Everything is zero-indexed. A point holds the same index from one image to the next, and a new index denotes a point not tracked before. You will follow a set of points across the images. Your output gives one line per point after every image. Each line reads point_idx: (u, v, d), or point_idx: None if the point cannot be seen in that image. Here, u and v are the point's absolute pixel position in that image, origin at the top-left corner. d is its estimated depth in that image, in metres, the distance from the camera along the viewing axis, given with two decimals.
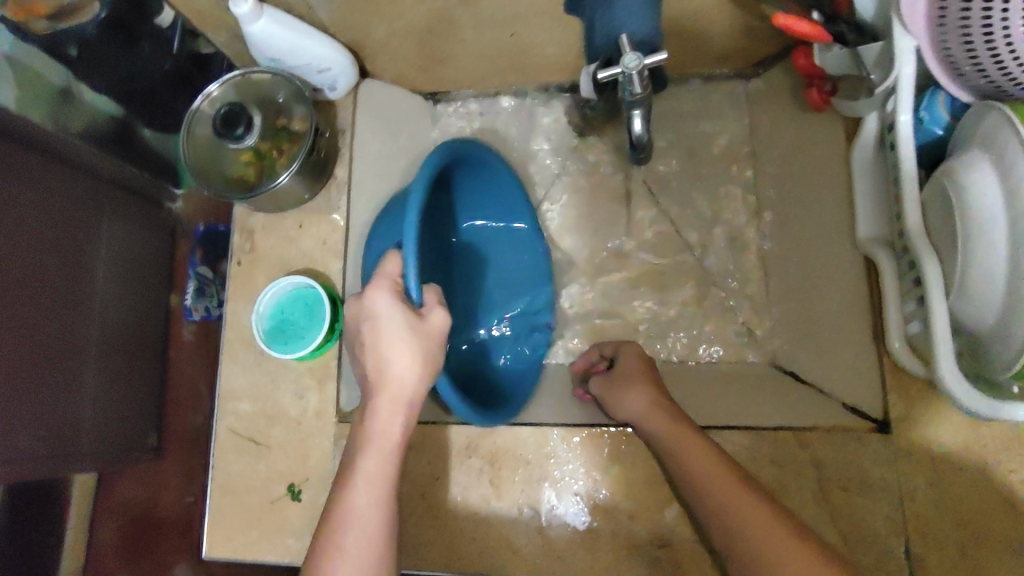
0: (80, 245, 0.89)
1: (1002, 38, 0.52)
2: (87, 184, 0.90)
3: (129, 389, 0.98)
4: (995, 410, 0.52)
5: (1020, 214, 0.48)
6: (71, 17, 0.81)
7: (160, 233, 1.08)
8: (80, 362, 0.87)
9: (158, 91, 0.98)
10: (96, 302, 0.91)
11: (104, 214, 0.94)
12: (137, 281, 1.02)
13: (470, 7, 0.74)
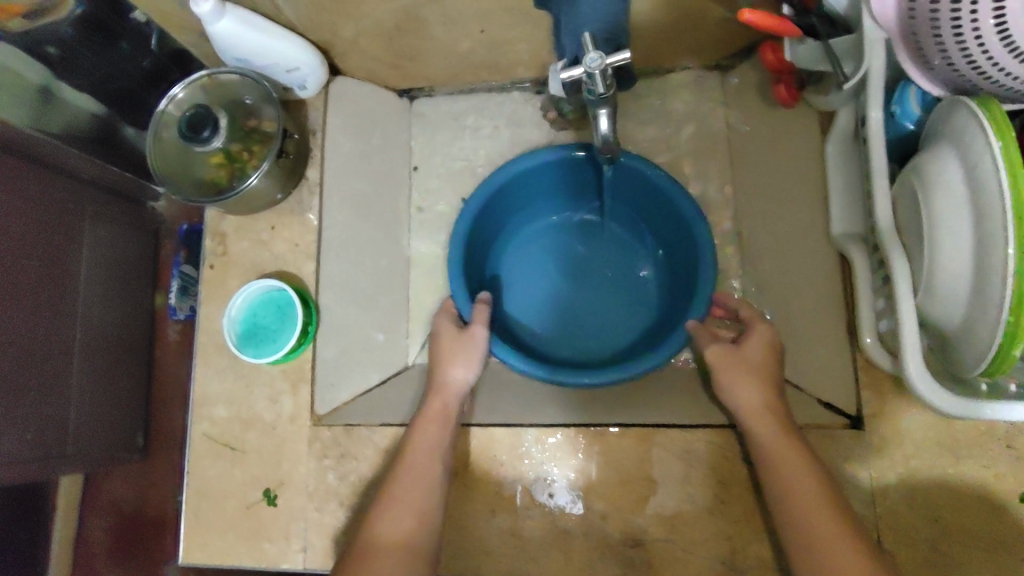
0: (63, 249, 0.86)
1: (971, 31, 0.51)
2: (67, 187, 0.88)
3: (116, 391, 0.98)
4: (969, 409, 0.51)
5: (987, 215, 0.47)
6: (48, 16, 0.77)
7: (143, 233, 1.06)
8: (64, 366, 0.86)
9: (139, 91, 0.96)
10: (80, 306, 0.89)
11: (85, 216, 0.91)
12: (123, 282, 1.00)
13: (437, 4, 0.73)
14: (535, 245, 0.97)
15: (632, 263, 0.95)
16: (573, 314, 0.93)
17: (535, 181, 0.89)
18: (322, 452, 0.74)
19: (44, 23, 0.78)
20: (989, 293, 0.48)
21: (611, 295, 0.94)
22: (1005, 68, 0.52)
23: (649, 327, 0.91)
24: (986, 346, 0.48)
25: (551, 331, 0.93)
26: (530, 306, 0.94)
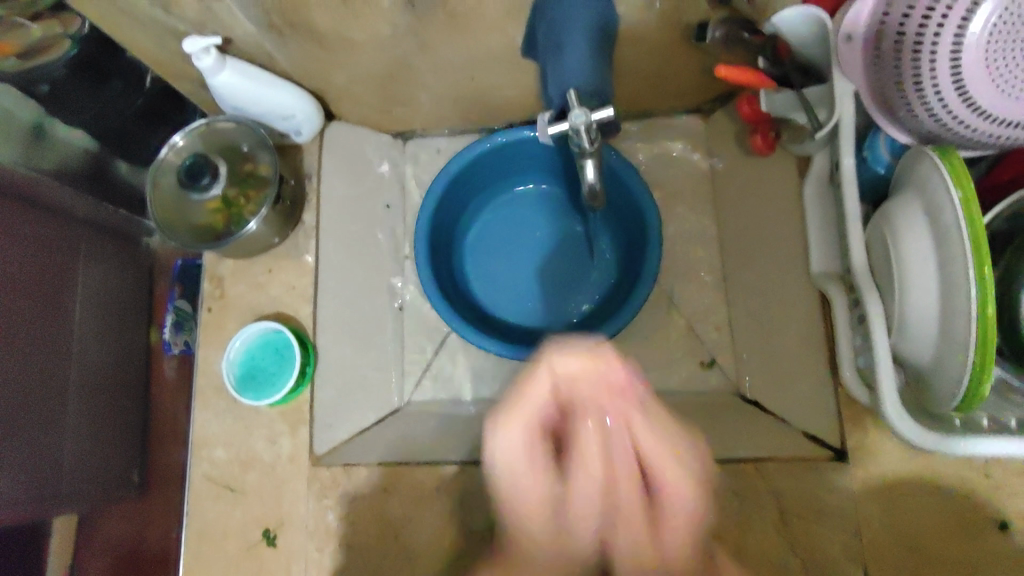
0: (58, 290, 0.85)
1: (931, 82, 0.53)
2: (62, 228, 0.87)
3: (111, 426, 0.94)
4: (941, 445, 0.53)
5: (950, 261, 0.50)
6: (43, 56, 0.80)
7: (135, 270, 1.01)
8: (60, 407, 0.84)
9: (132, 129, 0.97)
10: (75, 344, 0.87)
11: (80, 255, 0.89)
12: (116, 321, 0.97)
13: (428, 53, 0.76)
14: (501, 224, 0.99)
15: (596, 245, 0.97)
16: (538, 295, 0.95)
17: (498, 160, 0.92)
18: (322, 491, 0.75)
19: (40, 63, 0.80)
20: (955, 332, 0.50)
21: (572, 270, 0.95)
22: (965, 120, 0.54)
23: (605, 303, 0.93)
24: (956, 385, 0.51)
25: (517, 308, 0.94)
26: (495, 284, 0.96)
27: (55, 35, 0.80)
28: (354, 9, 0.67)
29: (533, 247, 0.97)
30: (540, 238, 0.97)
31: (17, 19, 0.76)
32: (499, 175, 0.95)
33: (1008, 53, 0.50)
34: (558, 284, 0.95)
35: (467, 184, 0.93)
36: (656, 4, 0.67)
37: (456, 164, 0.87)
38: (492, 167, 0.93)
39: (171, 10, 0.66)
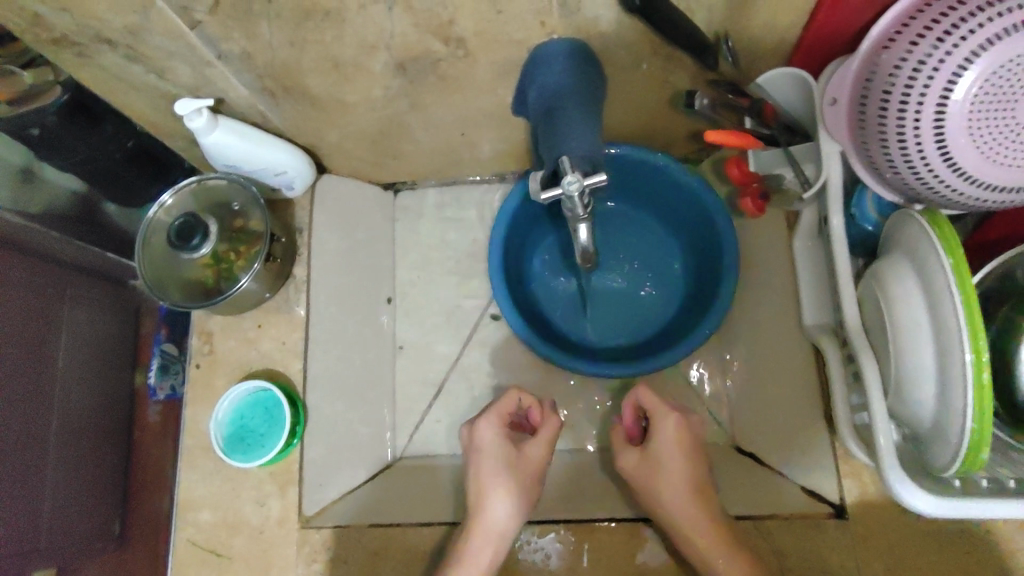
0: (41, 335, 0.82)
1: (916, 150, 0.54)
2: (48, 270, 0.85)
3: (93, 478, 0.86)
4: (934, 506, 0.52)
5: (944, 325, 0.50)
6: (35, 101, 0.79)
7: (123, 315, 0.95)
8: (39, 460, 0.79)
9: (121, 171, 0.91)
10: (57, 388, 0.83)
11: (64, 298, 0.86)
12: (101, 366, 0.90)
13: (420, 112, 0.77)
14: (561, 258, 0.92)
15: (665, 241, 0.92)
16: (646, 305, 0.90)
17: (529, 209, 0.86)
18: (312, 555, 0.74)
19: (32, 108, 0.79)
20: (952, 399, 0.50)
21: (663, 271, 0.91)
22: (952, 184, 0.54)
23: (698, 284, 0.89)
24: (954, 450, 0.50)
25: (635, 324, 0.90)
26: (599, 313, 0.90)
27: (49, 82, 0.79)
28: (345, 73, 0.67)
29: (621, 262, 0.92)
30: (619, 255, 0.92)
31: (9, 66, 0.77)
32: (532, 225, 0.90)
33: (991, 121, 0.50)
34: (659, 284, 0.91)
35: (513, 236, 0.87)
36: (644, 65, 0.68)
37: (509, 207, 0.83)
38: (524, 222, 0.87)
39: (164, 75, 0.66)
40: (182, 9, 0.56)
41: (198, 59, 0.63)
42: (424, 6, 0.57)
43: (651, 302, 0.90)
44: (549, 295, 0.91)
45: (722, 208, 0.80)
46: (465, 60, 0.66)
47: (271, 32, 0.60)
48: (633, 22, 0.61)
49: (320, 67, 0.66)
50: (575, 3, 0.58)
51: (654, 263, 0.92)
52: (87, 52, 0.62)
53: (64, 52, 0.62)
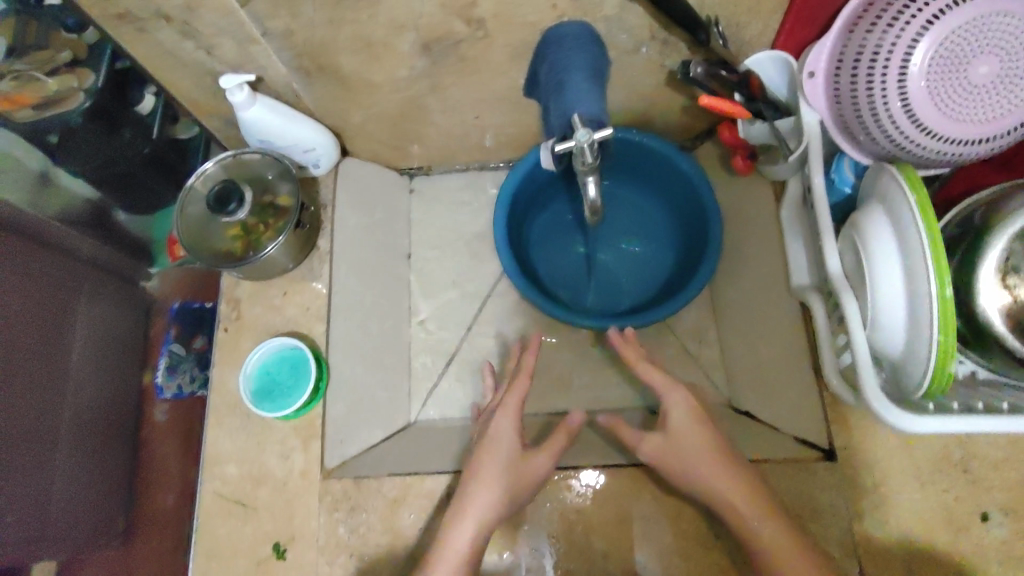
0: (59, 327, 0.87)
1: (885, 111, 0.61)
2: (73, 268, 0.91)
3: (100, 467, 0.91)
4: (909, 423, 0.57)
5: (911, 255, 0.56)
6: (58, 107, 0.87)
7: (136, 313, 1.01)
8: (48, 449, 0.84)
9: (137, 174, 0.97)
10: (69, 380, 0.88)
11: (80, 292, 0.92)
12: (112, 362, 0.96)
13: (439, 94, 0.84)
14: (556, 230, 1.03)
15: (649, 206, 1.01)
16: (638, 261, 1.01)
17: (524, 192, 0.94)
18: (333, 504, 0.77)
19: (57, 112, 0.87)
20: (920, 320, 0.55)
21: (652, 233, 1.02)
22: (914, 138, 0.61)
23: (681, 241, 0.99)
24: (924, 367, 0.56)
25: (633, 283, 1.00)
26: (603, 274, 1.01)
27: (71, 88, 0.87)
28: (375, 53, 0.75)
29: (613, 228, 1.02)
30: (607, 222, 1.02)
31: (34, 74, 0.85)
32: (532, 204, 0.99)
33: (947, 80, 0.58)
34: (646, 244, 1.01)
35: (517, 211, 0.95)
36: (643, 49, 0.76)
37: (508, 187, 0.89)
38: (520, 204, 0.95)
39: (211, 52, 0.73)
40: None
41: (245, 36, 0.70)
42: None
43: (645, 260, 1.01)
44: (549, 266, 1.01)
45: (698, 173, 0.87)
46: (483, 42, 0.74)
47: (313, 10, 0.67)
48: (634, 6, 0.69)
49: (353, 46, 0.73)
50: None
51: (637, 224, 1.02)
52: (146, 27, 0.69)
53: (125, 27, 0.69)
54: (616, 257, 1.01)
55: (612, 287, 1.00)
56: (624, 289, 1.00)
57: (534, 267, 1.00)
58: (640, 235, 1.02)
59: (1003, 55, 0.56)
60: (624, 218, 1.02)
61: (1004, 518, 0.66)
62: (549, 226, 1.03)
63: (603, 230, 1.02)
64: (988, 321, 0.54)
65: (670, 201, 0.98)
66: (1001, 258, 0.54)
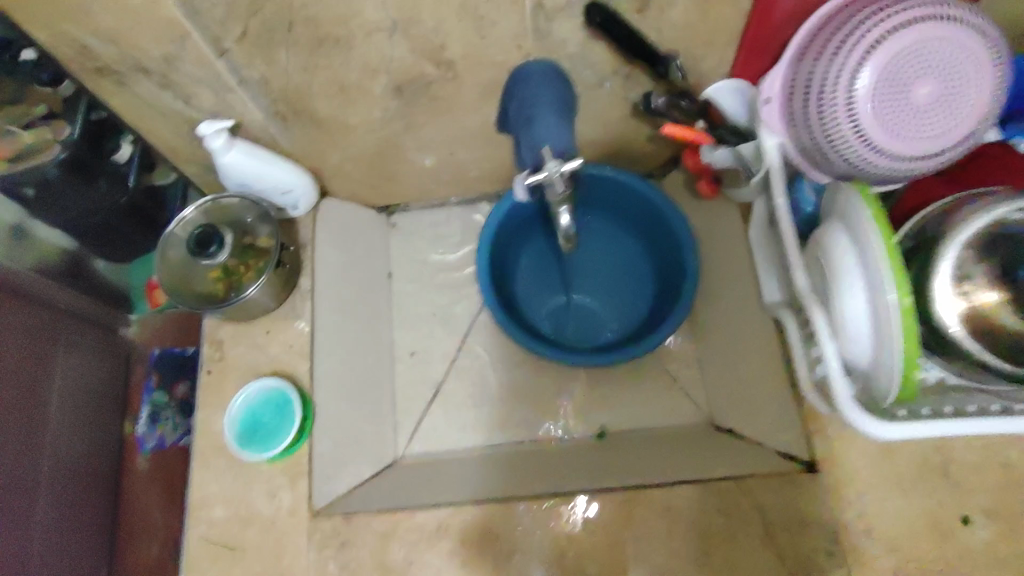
0: (41, 380, 0.87)
1: (837, 132, 0.64)
2: (53, 319, 0.92)
3: (79, 522, 0.91)
4: (884, 431, 0.58)
5: (870, 267, 0.59)
6: (32, 160, 0.83)
7: (112, 360, 1.03)
8: (30, 505, 0.82)
9: (115, 223, 0.98)
10: (51, 433, 0.88)
11: (61, 344, 0.92)
12: (92, 411, 0.97)
13: (414, 133, 0.87)
14: (540, 267, 1.05)
15: (624, 239, 1.05)
16: (619, 293, 1.03)
17: (505, 229, 0.96)
18: (322, 543, 0.76)
19: (32, 164, 0.83)
20: (884, 329, 0.57)
21: (629, 266, 1.05)
22: (864, 157, 0.64)
23: (659, 273, 1.01)
24: (892, 373, 0.58)
25: (616, 316, 1.02)
26: (587, 310, 1.03)
27: (47, 140, 0.83)
28: (350, 96, 0.77)
29: (593, 263, 1.05)
30: (587, 256, 1.05)
31: (8, 126, 0.80)
32: (514, 242, 1.01)
33: (890, 102, 0.61)
34: (623, 277, 1.04)
35: (500, 248, 0.98)
36: (606, 83, 0.80)
37: (491, 226, 0.91)
38: (503, 242, 0.97)
39: (189, 102, 0.75)
40: (214, 39, 0.66)
41: (221, 86, 0.72)
42: (421, 32, 0.68)
43: (627, 293, 1.03)
44: (534, 302, 1.03)
45: (668, 203, 0.90)
46: (454, 82, 0.77)
47: (289, 57, 0.69)
48: (596, 43, 0.72)
49: (328, 90, 0.76)
50: (547, 27, 0.69)
51: (612, 257, 1.05)
52: (125, 81, 0.71)
53: (105, 80, 0.71)
54: (599, 293, 1.04)
55: (596, 321, 1.02)
56: (608, 322, 1.02)
57: (519, 304, 1.02)
58: (618, 267, 1.05)
59: (940, 77, 0.60)
60: (600, 251, 1.05)
61: (987, 520, 0.67)
62: (534, 261, 1.05)
63: (583, 266, 1.05)
64: (942, 325, 0.56)
65: (644, 232, 1.01)
66: (954, 270, 0.56)
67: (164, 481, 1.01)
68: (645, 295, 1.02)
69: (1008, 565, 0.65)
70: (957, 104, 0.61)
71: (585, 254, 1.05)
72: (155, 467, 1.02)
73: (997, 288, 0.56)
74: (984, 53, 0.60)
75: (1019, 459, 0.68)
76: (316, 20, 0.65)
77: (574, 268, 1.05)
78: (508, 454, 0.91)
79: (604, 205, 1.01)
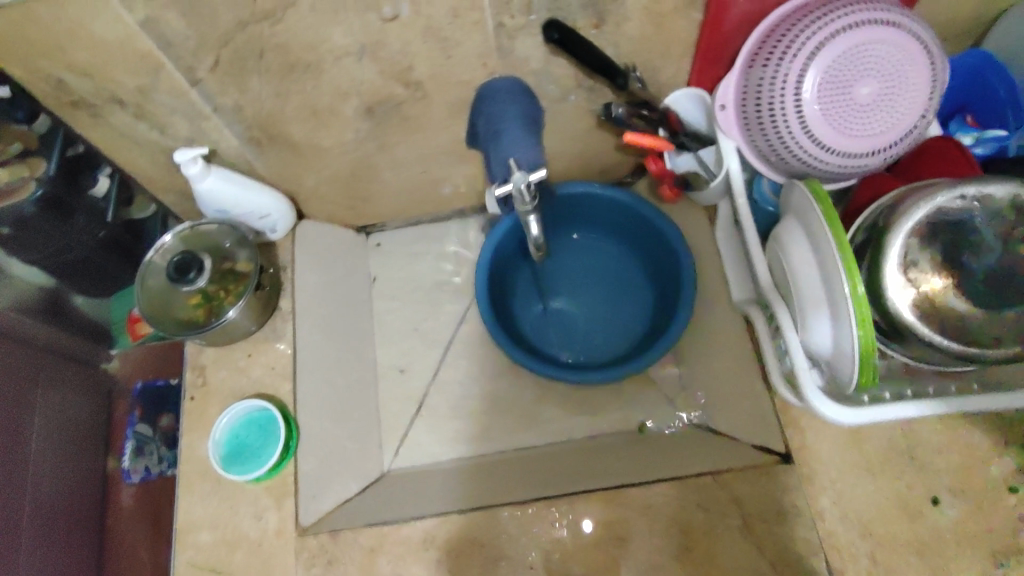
0: (17, 417, 0.88)
1: (788, 133, 0.68)
2: (28, 356, 0.93)
3: (63, 561, 0.89)
4: (854, 415, 0.61)
5: (825, 260, 0.61)
6: (9, 198, 0.82)
7: (93, 398, 1.02)
8: (9, 545, 0.81)
9: (94, 258, 0.97)
10: (30, 471, 0.88)
11: (37, 381, 0.93)
12: (73, 448, 0.96)
13: (387, 153, 0.89)
14: (537, 288, 1.07)
15: (617, 252, 1.07)
16: (618, 305, 1.05)
17: (500, 254, 0.98)
18: (310, 561, 0.77)
19: (6, 205, 0.82)
20: (840, 317, 0.60)
21: (625, 278, 1.06)
22: (815, 154, 0.68)
23: (656, 280, 1.03)
24: (851, 360, 0.60)
25: (619, 327, 1.03)
26: (589, 326, 1.04)
27: (22, 178, 0.82)
28: (322, 119, 0.79)
29: (589, 279, 1.07)
30: (582, 272, 1.07)
31: None
32: (509, 267, 1.03)
33: (834, 102, 0.65)
34: (621, 288, 1.06)
35: (497, 274, 0.99)
36: (571, 97, 0.83)
37: (485, 254, 0.93)
38: (499, 268, 0.99)
39: (164, 130, 0.77)
40: (186, 69, 0.68)
41: (196, 113, 0.74)
42: (388, 54, 0.71)
43: (627, 304, 1.05)
44: (534, 323, 1.04)
45: (658, 212, 0.93)
46: (423, 101, 0.79)
47: (260, 84, 0.72)
48: (557, 59, 0.75)
49: (301, 114, 0.78)
50: (509, 46, 0.72)
51: (608, 271, 1.07)
52: (100, 112, 0.73)
53: (80, 113, 0.73)
54: (598, 307, 1.05)
55: (599, 335, 1.03)
56: (611, 335, 1.03)
57: (520, 327, 1.03)
58: (615, 280, 1.07)
59: (878, 76, 0.64)
60: (594, 265, 1.07)
61: (954, 499, 0.69)
62: (531, 284, 1.07)
63: (578, 281, 1.07)
64: (896, 311, 0.58)
65: (636, 242, 1.03)
66: (901, 254, 0.59)
67: (151, 518, 0.97)
68: (644, 303, 1.04)
69: (976, 543, 0.67)
70: (896, 100, 0.65)
71: (580, 271, 1.07)
72: (140, 503, 0.99)
73: (941, 273, 0.59)
74: (918, 53, 0.64)
75: (980, 438, 0.71)
76: (286, 47, 0.67)
77: (570, 286, 1.07)
78: (493, 464, 0.92)
79: (592, 220, 1.04)
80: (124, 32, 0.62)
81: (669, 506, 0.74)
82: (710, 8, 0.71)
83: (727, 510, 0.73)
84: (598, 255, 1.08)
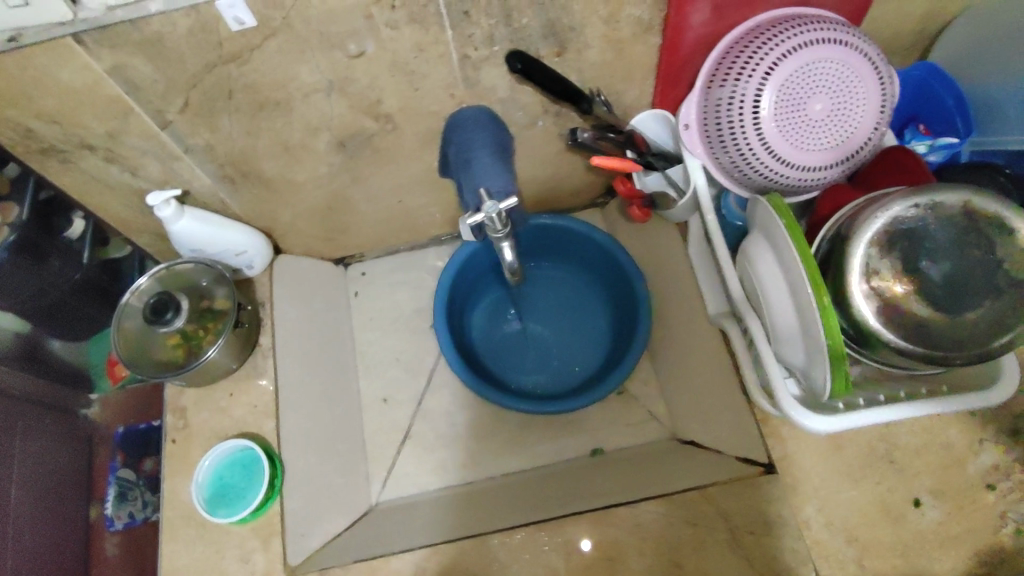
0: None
1: (749, 149, 0.70)
2: (5, 405, 0.89)
3: None
4: (830, 424, 0.61)
5: (792, 271, 0.63)
6: None
7: (72, 444, 0.99)
8: None
9: (71, 300, 1.01)
10: (9, 526, 0.84)
11: (16, 432, 0.89)
12: (52, 498, 0.93)
13: (361, 184, 0.90)
14: (499, 314, 1.09)
15: (578, 279, 1.10)
16: (582, 332, 1.06)
17: (461, 281, 1.01)
18: None
19: None
20: (810, 326, 0.61)
21: (588, 303, 1.08)
22: (775, 169, 0.70)
23: (616, 305, 1.06)
24: (824, 369, 0.61)
25: (583, 353, 1.05)
26: (552, 352, 1.05)
27: None
28: (294, 155, 0.80)
29: (552, 307, 1.09)
30: (545, 299, 1.09)
31: None
32: (469, 292, 1.06)
33: (790, 119, 0.67)
34: (584, 314, 1.08)
35: (456, 304, 1.02)
36: (539, 122, 0.84)
37: (444, 282, 0.96)
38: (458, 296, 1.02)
39: (136, 173, 0.77)
40: (155, 111, 0.68)
41: (167, 154, 0.74)
42: (356, 89, 0.72)
43: (590, 329, 1.07)
44: (495, 351, 1.06)
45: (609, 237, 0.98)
46: (394, 133, 0.80)
47: (231, 123, 0.72)
48: (523, 86, 0.77)
49: (272, 150, 0.78)
50: (475, 76, 0.74)
51: (570, 298, 1.09)
52: (70, 158, 0.73)
53: (49, 160, 0.72)
54: (562, 333, 1.07)
55: (564, 361, 1.04)
56: (576, 360, 1.04)
57: (481, 354, 1.05)
58: (577, 306, 1.09)
59: (830, 93, 0.66)
60: (557, 292, 1.10)
61: (935, 500, 0.70)
62: (492, 310, 1.09)
63: (542, 309, 1.09)
64: (863, 318, 0.60)
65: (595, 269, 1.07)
66: (863, 263, 0.61)
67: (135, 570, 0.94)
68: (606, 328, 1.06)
69: (959, 542, 0.68)
70: (847, 115, 0.68)
71: (543, 298, 1.09)
72: (127, 551, 0.95)
73: (902, 279, 0.60)
74: (866, 69, 0.67)
75: (955, 438, 0.72)
76: (255, 87, 0.68)
77: (534, 313, 1.08)
78: (481, 489, 0.92)
79: (552, 248, 1.07)
80: (91, 78, 0.62)
81: (658, 523, 0.74)
82: (668, 33, 0.73)
83: (717, 524, 0.73)
84: (569, 279, 1.10)
